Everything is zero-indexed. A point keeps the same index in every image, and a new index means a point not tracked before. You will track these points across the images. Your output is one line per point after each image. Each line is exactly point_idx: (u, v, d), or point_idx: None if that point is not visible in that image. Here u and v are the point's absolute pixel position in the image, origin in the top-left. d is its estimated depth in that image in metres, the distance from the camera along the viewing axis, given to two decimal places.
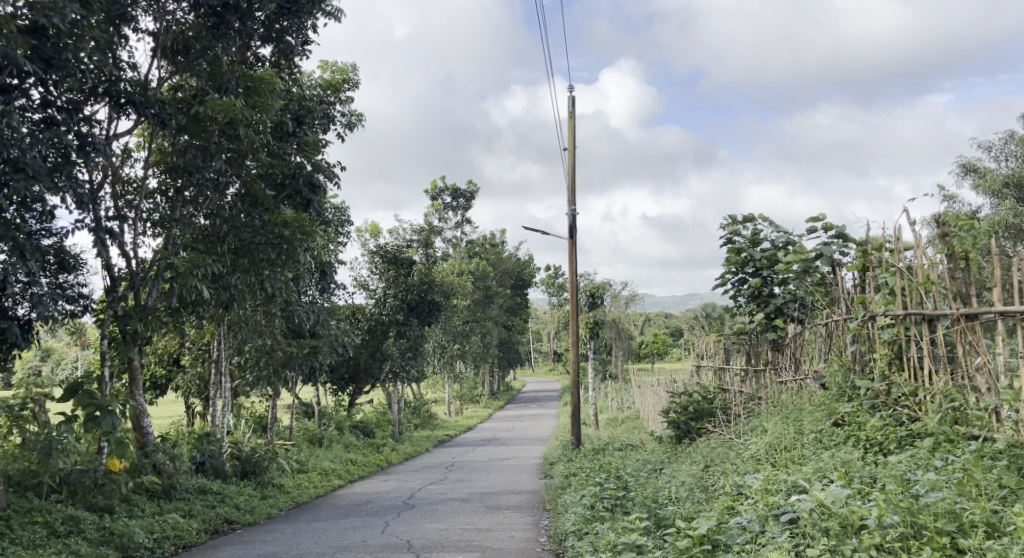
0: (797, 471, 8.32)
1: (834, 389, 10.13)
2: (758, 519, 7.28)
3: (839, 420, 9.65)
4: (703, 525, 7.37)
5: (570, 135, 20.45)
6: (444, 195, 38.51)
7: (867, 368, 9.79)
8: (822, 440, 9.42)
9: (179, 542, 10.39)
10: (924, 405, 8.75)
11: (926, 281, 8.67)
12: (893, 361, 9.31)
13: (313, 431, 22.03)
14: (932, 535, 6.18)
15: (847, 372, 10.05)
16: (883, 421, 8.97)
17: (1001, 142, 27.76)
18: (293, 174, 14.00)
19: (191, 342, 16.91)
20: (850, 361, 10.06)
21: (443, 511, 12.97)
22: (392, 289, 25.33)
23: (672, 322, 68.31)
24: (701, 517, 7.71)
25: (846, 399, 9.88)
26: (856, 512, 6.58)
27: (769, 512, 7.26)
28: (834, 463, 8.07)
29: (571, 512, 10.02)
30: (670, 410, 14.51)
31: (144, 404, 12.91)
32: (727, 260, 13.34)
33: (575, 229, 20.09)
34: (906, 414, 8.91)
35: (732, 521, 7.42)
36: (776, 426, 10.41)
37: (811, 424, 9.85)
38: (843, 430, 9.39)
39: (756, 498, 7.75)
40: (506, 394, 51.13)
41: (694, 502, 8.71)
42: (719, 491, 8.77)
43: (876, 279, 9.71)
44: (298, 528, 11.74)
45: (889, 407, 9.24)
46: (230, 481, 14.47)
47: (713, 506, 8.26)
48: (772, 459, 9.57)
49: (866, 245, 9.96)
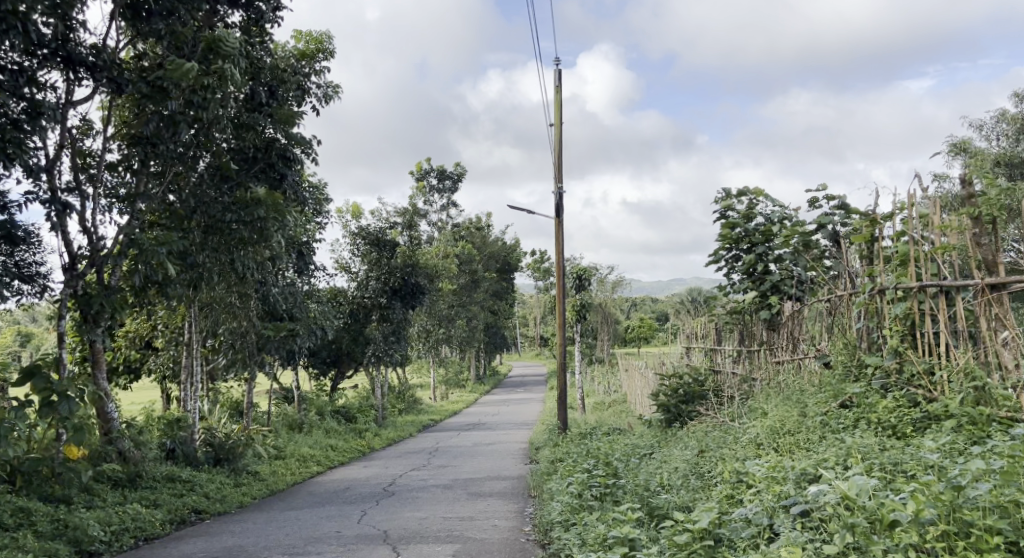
0: (803, 457, 7.81)
1: (840, 369, 9.65)
2: (762, 513, 6.74)
3: (847, 401, 9.18)
4: (705, 519, 6.86)
5: (557, 110, 19.86)
6: (430, 176, 37.85)
7: (876, 345, 9.33)
8: (828, 422, 8.91)
9: (139, 534, 9.81)
10: (943, 386, 8.28)
11: (944, 246, 8.18)
12: (908, 337, 8.78)
13: (292, 416, 21.45)
14: (982, 536, 5.70)
15: (854, 351, 9.57)
16: (896, 402, 8.50)
17: (992, 122, 27.30)
18: (265, 148, 13.43)
19: (163, 324, 16.26)
20: (856, 339, 9.58)
21: (423, 499, 12.41)
22: (374, 272, 24.71)
23: (659, 307, 67.96)
24: (703, 508, 7.19)
25: (853, 378, 9.40)
26: (889, 506, 6.05)
27: (779, 504, 6.74)
28: (853, 446, 7.54)
29: (557, 500, 9.48)
30: (660, 393, 14.04)
31: (109, 389, 12.27)
32: (720, 236, 12.80)
33: (562, 207, 19.54)
34: (921, 394, 8.45)
35: (736, 513, 6.92)
36: (776, 408, 9.91)
37: (816, 406, 9.37)
38: (851, 412, 8.88)
39: (761, 487, 7.23)
40: (493, 378, 50.71)
41: (690, 490, 8.20)
42: (717, 478, 8.26)
43: (885, 249, 9.17)
44: (271, 517, 11.17)
45: (901, 387, 8.77)
46: (202, 469, 13.90)
47: (713, 495, 7.73)
48: (773, 443, 9.05)
49: (872, 215, 9.42)
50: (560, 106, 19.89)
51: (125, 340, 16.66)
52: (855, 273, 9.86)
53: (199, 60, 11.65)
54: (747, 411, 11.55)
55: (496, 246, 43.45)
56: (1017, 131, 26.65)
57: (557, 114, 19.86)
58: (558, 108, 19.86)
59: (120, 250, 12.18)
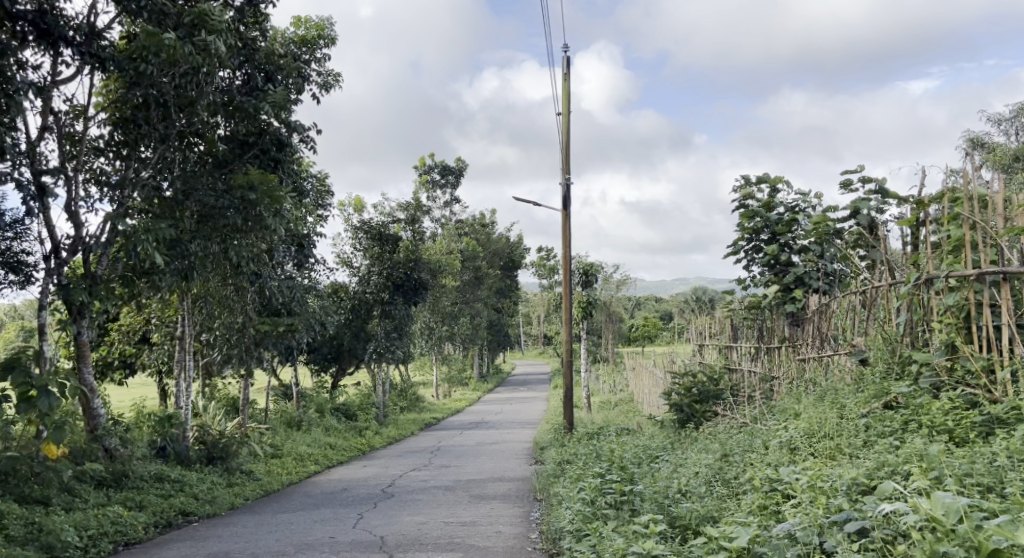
0: (848, 466, 7.22)
1: (881, 366, 9.13)
2: (809, 530, 6.09)
3: (892, 401, 8.62)
4: (742, 534, 6.27)
5: (564, 99, 19.23)
6: (432, 172, 37.21)
7: (921, 340, 8.76)
8: (872, 424, 8.35)
9: (119, 539, 9.24)
10: (1007, 385, 7.69)
11: (1009, 231, 7.55)
12: (958, 329, 8.19)
13: (290, 414, 20.86)
14: None
15: (895, 347, 9.02)
16: (950, 402, 7.93)
17: (1010, 117, 26.66)
18: (259, 132, 12.85)
19: (156, 317, 15.68)
20: (898, 333, 9.00)
21: (423, 502, 11.83)
22: (376, 266, 24.11)
23: (663, 307, 67.34)
24: (737, 523, 6.59)
25: (896, 376, 8.87)
26: (986, 530, 5.37)
27: (829, 520, 6.12)
28: (904, 460, 6.93)
29: (567, 506, 8.87)
30: (671, 392, 13.46)
31: (95, 385, 11.61)
32: (739, 227, 12.27)
33: (569, 199, 18.93)
34: (980, 394, 7.87)
35: (777, 527, 6.32)
36: (808, 410, 9.34)
37: (856, 407, 8.82)
38: (898, 414, 8.32)
39: (804, 500, 6.64)
40: (496, 376, 50.18)
41: (717, 501, 7.60)
42: (745, 486, 7.67)
43: (934, 237, 8.54)
44: (263, 521, 10.56)
45: (953, 385, 8.22)
46: (193, 468, 13.31)
47: (743, 508, 7.12)
48: (807, 447, 8.48)
49: (922, 198, 8.78)
50: (567, 95, 19.27)
51: (119, 334, 16.07)
52: (894, 264, 9.24)
53: (182, 36, 10.95)
54: (771, 412, 10.97)
55: (501, 243, 42.78)
56: None
57: (564, 103, 19.24)
58: (566, 96, 19.24)
59: (107, 238, 11.53)
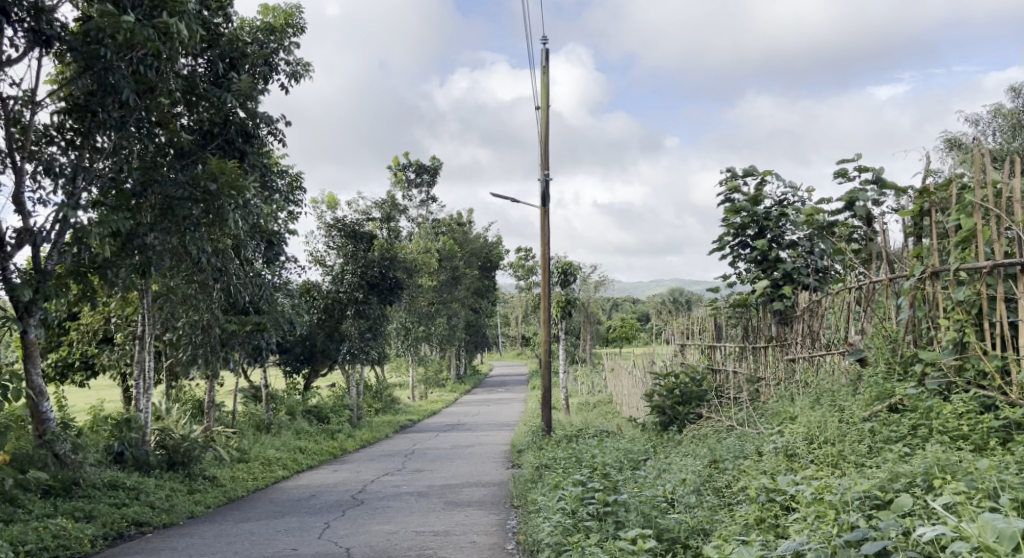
0: (855, 477, 6.78)
1: (880, 366, 8.73)
2: (821, 551, 5.61)
3: (898, 404, 8.23)
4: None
5: (543, 93, 18.73)
6: (408, 171, 36.61)
7: (925, 337, 8.32)
8: (878, 429, 7.95)
9: (62, 553, 8.69)
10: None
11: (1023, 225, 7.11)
12: (965, 325, 7.75)
13: (259, 417, 20.25)
14: None
15: (896, 345, 8.62)
16: (959, 406, 7.50)
17: (988, 117, 26.42)
18: (224, 122, 12.21)
19: (117, 317, 15.02)
20: (900, 331, 8.59)
21: (394, 509, 11.27)
22: (350, 265, 23.51)
23: (641, 308, 67.04)
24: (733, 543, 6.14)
25: (898, 377, 8.47)
26: None
27: (844, 540, 5.63)
28: (921, 472, 6.44)
29: (545, 516, 8.34)
30: (653, 393, 12.99)
31: (42, 386, 10.85)
32: (725, 222, 11.87)
33: (548, 196, 18.43)
34: (994, 398, 7.48)
35: (782, 546, 5.89)
36: (804, 414, 8.91)
37: (859, 411, 8.41)
38: (905, 418, 7.91)
39: (806, 519, 6.17)
40: (474, 378, 49.69)
41: (707, 514, 7.14)
42: (740, 500, 7.19)
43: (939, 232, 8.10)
44: (222, 531, 9.98)
45: (962, 387, 7.82)
46: (153, 473, 12.70)
47: (737, 522, 6.71)
48: (805, 454, 8.03)
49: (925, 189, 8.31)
50: (545, 90, 18.76)
51: (78, 334, 15.40)
52: (895, 257, 8.80)
53: (141, 17, 10.36)
54: (760, 415, 10.53)
55: (479, 243, 42.22)
56: (1012, 126, 25.78)
57: (542, 97, 18.73)
58: (544, 90, 18.74)
59: (56, 230, 10.88)
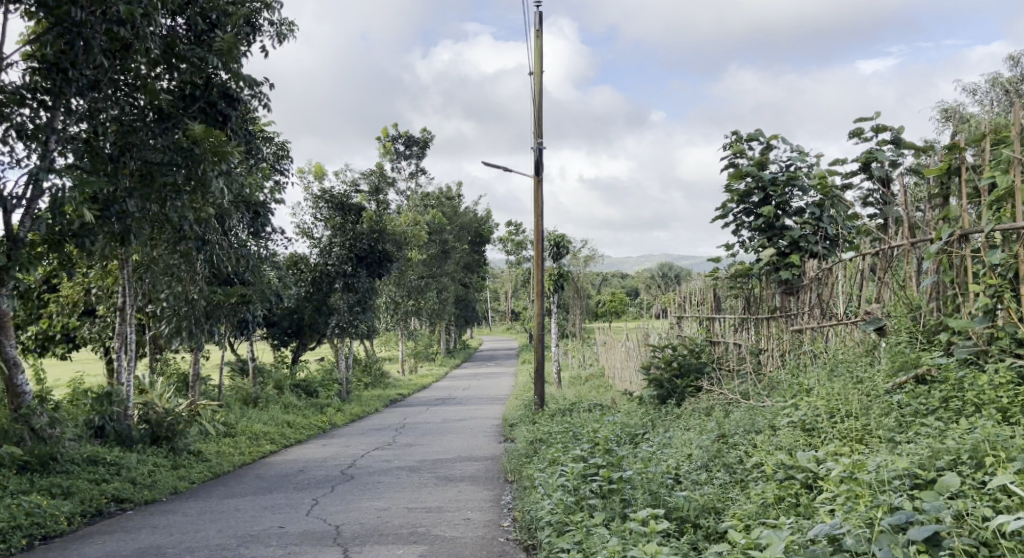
0: (882, 456, 6.50)
1: (902, 335, 8.48)
2: (861, 537, 5.39)
3: (925, 375, 8.00)
4: (777, 544, 5.51)
5: (536, 58, 18.25)
6: (397, 143, 36.05)
7: (953, 304, 8.08)
8: (905, 401, 7.70)
9: (37, 532, 8.36)
10: None
11: None
12: (1001, 293, 7.53)
13: (246, 391, 19.87)
14: None
15: (919, 312, 8.40)
16: (988, 380, 7.22)
17: (985, 87, 26.06)
18: (204, 85, 11.77)
19: (99, 288, 14.58)
20: (924, 299, 8.38)
21: (385, 485, 10.93)
22: (338, 238, 23.01)
23: (630, 282, 66.79)
24: (759, 528, 5.87)
25: (923, 346, 8.24)
26: None
27: (888, 524, 5.40)
28: (966, 449, 6.21)
29: (544, 495, 8.00)
30: (651, 366, 12.65)
31: (17, 356, 10.52)
32: (730, 188, 11.54)
33: (541, 165, 18.02)
34: None
35: (814, 531, 5.66)
36: (817, 388, 8.64)
37: (882, 382, 8.17)
38: (933, 391, 7.65)
39: (836, 506, 5.88)
40: (463, 352, 49.41)
41: (713, 498, 6.82)
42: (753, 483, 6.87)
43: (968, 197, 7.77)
44: (206, 508, 9.61)
45: (994, 357, 7.59)
46: (136, 448, 12.33)
47: (753, 500, 6.58)
48: (822, 431, 7.73)
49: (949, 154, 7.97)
50: (539, 55, 18.28)
51: (59, 306, 14.95)
52: (917, 222, 8.50)
53: None
54: (766, 390, 10.25)
55: (469, 216, 41.75)
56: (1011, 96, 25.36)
57: (536, 62, 18.26)
58: (538, 54, 18.26)
59: (28, 196, 10.40)
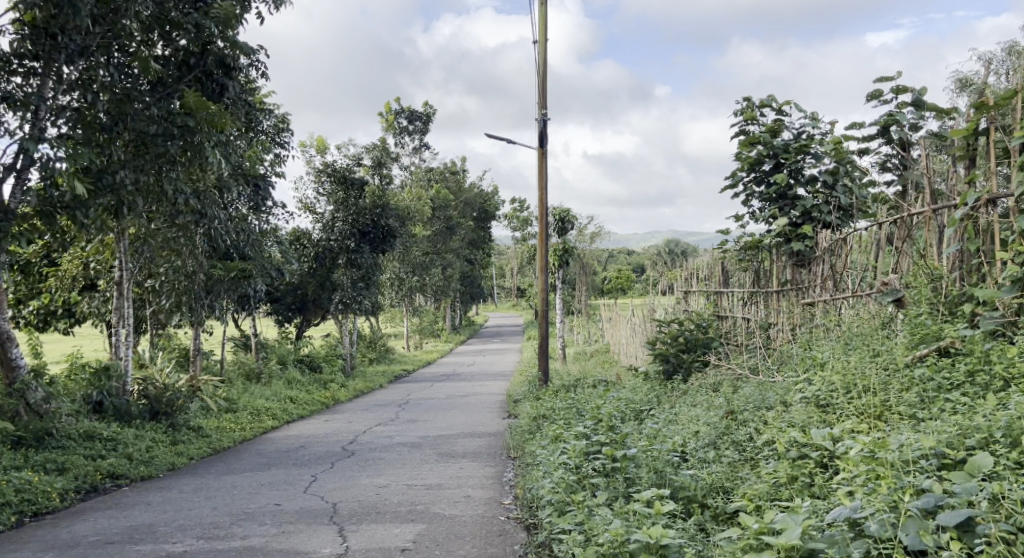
0: (902, 432, 6.28)
1: (921, 307, 8.23)
2: (886, 521, 5.18)
3: (948, 348, 7.76)
4: (795, 528, 5.30)
5: (541, 27, 17.89)
6: (400, 118, 35.66)
7: (978, 275, 7.82)
8: (926, 375, 7.46)
9: (28, 509, 8.20)
10: None
11: None
12: None
13: (248, 367, 19.67)
14: None
15: (940, 284, 8.12)
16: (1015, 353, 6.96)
17: (1001, 56, 25.59)
18: (200, 52, 11.29)
19: (97, 261, 14.37)
20: (944, 269, 8.11)
21: (385, 461, 10.72)
22: (341, 212, 22.71)
23: (636, 258, 66.45)
24: (771, 509, 5.64)
25: (945, 318, 7.99)
26: None
27: (915, 508, 5.20)
28: (998, 427, 5.97)
29: (546, 472, 7.78)
30: (657, 341, 12.42)
31: (10, 330, 10.33)
32: (741, 156, 11.24)
33: (546, 136, 17.71)
34: None
35: (833, 513, 5.46)
36: (829, 363, 8.41)
37: (900, 356, 7.93)
38: (956, 366, 7.39)
39: (853, 488, 5.65)
40: (468, 329, 49.18)
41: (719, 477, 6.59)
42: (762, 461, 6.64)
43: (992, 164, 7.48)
44: (202, 484, 9.42)
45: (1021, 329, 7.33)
46: (133, 423, 12.14)
47: (764, 479, 6.37)
48: (835, 408, 7.49)
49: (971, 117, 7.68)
50: (544, 24, 17.92)
51: (57, 280, 14.75)
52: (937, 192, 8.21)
53: None
54: (776, 364, 10.03)
55: (474, 192, 41.40)
56: None
57: (541, 31, 17.90)
58: (543, 22, 17.91)
59: (18, 167, 10.17)
